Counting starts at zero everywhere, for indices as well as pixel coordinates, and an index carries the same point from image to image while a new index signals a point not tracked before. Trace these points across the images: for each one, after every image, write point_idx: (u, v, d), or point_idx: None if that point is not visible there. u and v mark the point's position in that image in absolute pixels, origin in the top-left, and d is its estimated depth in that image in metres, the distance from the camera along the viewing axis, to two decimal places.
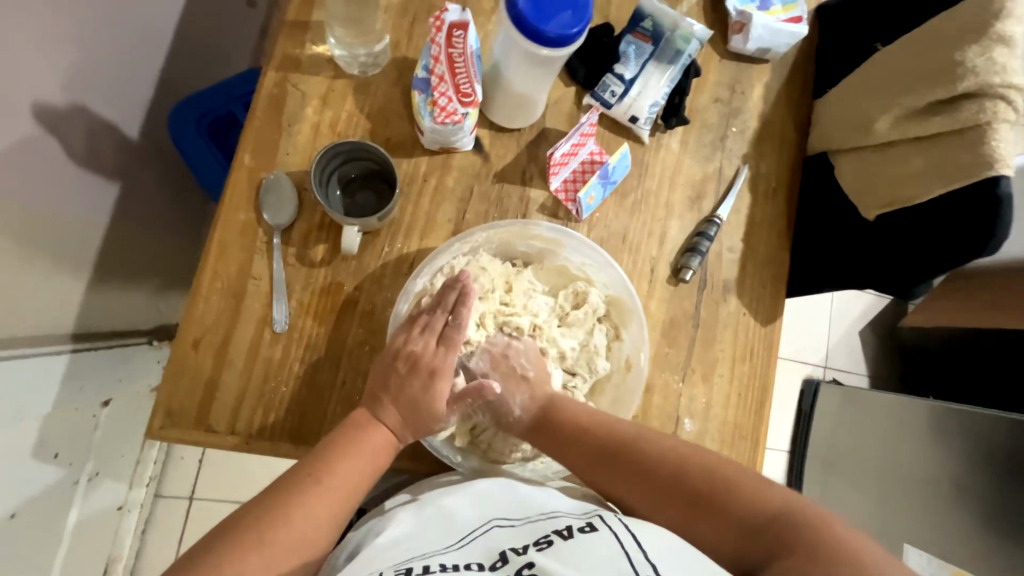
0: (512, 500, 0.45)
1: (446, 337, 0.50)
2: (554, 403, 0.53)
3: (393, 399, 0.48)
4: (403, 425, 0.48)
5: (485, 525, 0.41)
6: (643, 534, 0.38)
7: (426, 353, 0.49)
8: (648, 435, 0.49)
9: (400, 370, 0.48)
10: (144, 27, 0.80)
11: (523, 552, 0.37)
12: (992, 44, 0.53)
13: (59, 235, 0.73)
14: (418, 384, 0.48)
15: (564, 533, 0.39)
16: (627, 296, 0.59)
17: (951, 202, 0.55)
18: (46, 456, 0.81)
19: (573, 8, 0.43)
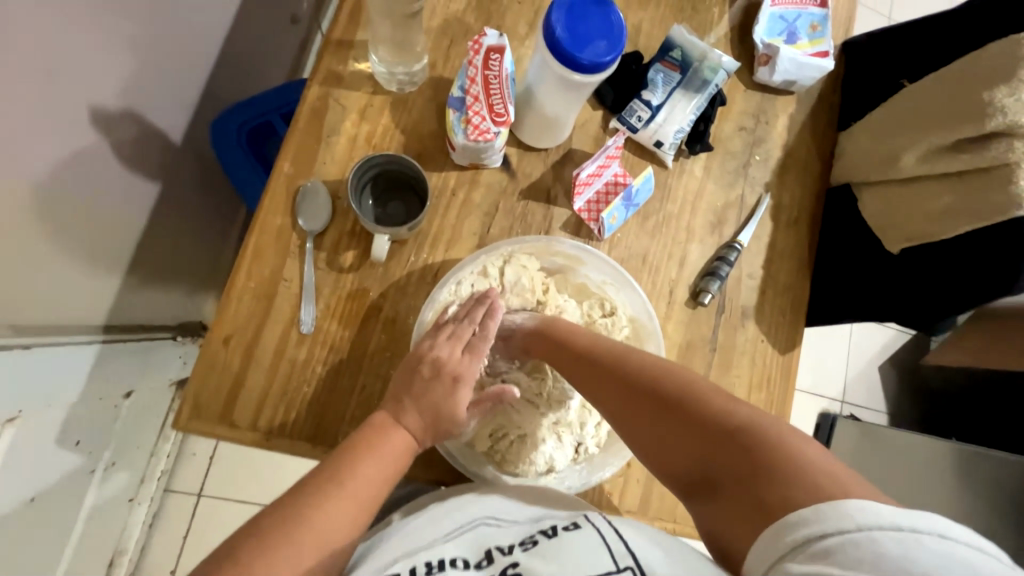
0: (497, 499, 0.48)
1: (472, 345, 0.52)
2: (554, 324, 0.56)
3: (415, 403, 0.48)
4: (425, 430, 0.48)
5: (472, 524, 0.45)
6: (623, 529, 0.42)
7: (452, 359, 0.50)
8: (642, 356, 0.51)
9: (426, 375, 0.49)
10: (195, 39, 0.85)
11: (509, 553, 0.41)
12: (1021, 85, 0.54)
13: (100, 230, 0.76)
14: (442, 390, 0.49)
15: (548, 532, 0.42)
16: (647, 316, 0.59)
17: (978, 240, 0.55)
18: (69, 442, 0.83)
19: (608, 39, 0.45)
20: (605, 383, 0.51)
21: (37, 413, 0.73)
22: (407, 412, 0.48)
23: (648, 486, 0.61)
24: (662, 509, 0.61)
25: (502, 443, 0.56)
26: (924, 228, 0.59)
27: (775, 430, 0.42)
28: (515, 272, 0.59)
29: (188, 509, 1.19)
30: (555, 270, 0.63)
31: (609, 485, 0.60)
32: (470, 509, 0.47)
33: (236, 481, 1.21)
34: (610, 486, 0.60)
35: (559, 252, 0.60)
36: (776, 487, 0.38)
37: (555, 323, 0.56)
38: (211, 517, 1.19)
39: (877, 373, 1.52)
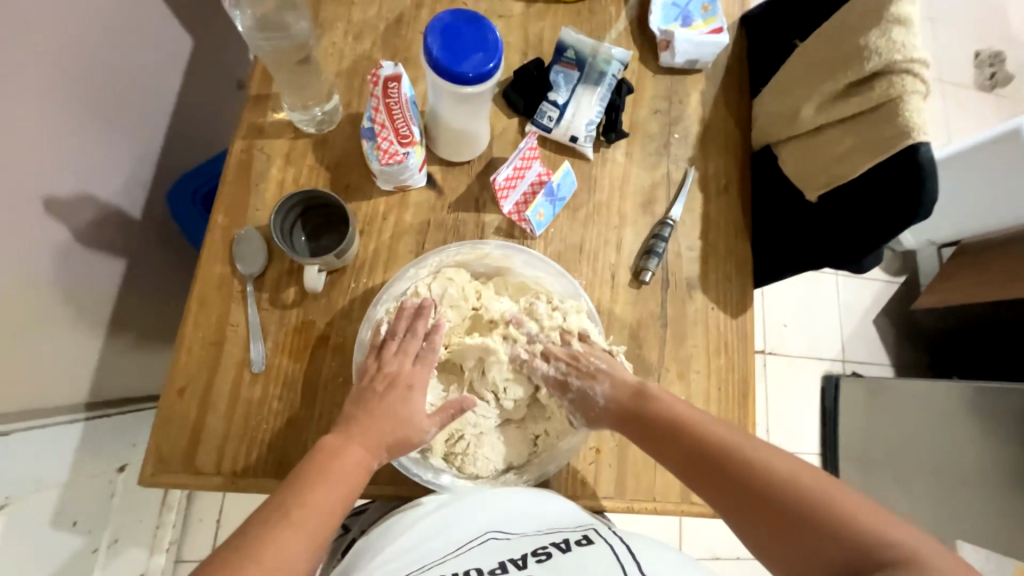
0: (507, 511, 0.50)
1: (421, 357, 0.57)
2: (652, 400, 0.56)
3: (367, 415, 0.51)
4: (378, 445, 0.50)
5: (482, 539, 0.47)
6: (635, 546, 0.44)
7: (402, 370, 0.55)
8: (753, 440, 0.51)
9: (377, 389, 0.53)
10: (140, 119, 0.91)
11: (523, 565, 0.43)
12: (890, 26, 0.56)
13: (69, 310, 0.79)
14: (396, 397, 0.53)
15: (561, 546, 0.44)
16: (585, 304, 0.62)
17: (878, 175, 0.57)
18: (66, 524, 0.84)
19: (484, 50, 0.49)
20: (713, 460, 0.51)
21: (26, 497, 0.74)
22: (356, 428, 0.50)
23: (620, 469, 0.61)
24: (639, 489, 0.61)
25: (458, 446, 0.58)
26: (835, 172, 0.61)
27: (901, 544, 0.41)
28: (449, 279, 0.61)
29: None
30: (492, 273, 0.65)
31: (581, 474, 0.61)
32: (480, 525, 0.48)
33: None
34: (583, 475, 0.61)
35: (489, 254, 0.63)
36: None
37: (651, 398, 0.57)
38: None
39: (872, 326, 1.51)
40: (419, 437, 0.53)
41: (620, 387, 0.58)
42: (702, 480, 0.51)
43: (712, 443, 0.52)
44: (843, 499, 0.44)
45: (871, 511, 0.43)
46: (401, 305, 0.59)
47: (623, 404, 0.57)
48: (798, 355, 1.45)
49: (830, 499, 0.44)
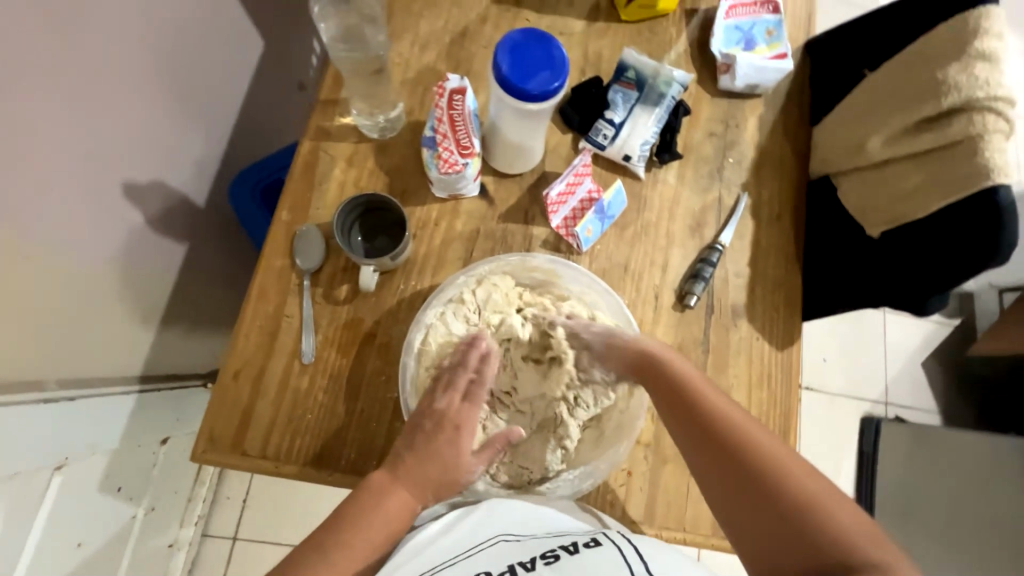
0: (517, 516, 0.47)
1: (469, 394, 0.57)
2: (658, 355, 0.56)
3: (415, 456, 0.52)
4: (425, 487, 0.51)
5: (492, 541, 0.44)
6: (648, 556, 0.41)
7: (451, 411, 0.55)
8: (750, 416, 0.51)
9: (426, 430, 0.54)
10: (212, 114, 0.97)
11: (532, 568, 0.40)
12: (972, 60, 0.54)
13: (135, 289, 0.85)
14: (446, 438, 0.53)
15: (570, 548, 0.42)
16: (626, 322, 0.62)
17: (950, 215, 0.54)
18: (111, 489, 0.89)
19: (550, 69, 0.50)
20: (701, 418, 0.51)
21: (80, 459, 0.79)
22: (406, 473, 0.51)
23: (651, 495, 0.60)
24: (669, 517, 0.60)
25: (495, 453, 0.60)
26: (902, 209, 0.59)
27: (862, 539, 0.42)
28: (495, 288, 0.62)
29: (225, 554, 1.23)
30: (538, 283, 0.65)
31: (612, 495, 0.60)
32: (490, 527, 0.46)
33: (269, 522, 1.25)
34: (613, 498, 0.60)
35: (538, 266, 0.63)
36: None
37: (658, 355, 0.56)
38: (247, 559, 1.22)
39: (922, 369, 1.43)
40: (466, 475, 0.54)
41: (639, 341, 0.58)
42: (686, 434, 0.51)
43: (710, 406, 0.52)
44: (824, 497, 0.44)
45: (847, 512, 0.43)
46: (448, 310, 0.60)
47: (629, 353, 0.57)
48: (838, 392, 1.38)
49: (809, 494, 0.44)
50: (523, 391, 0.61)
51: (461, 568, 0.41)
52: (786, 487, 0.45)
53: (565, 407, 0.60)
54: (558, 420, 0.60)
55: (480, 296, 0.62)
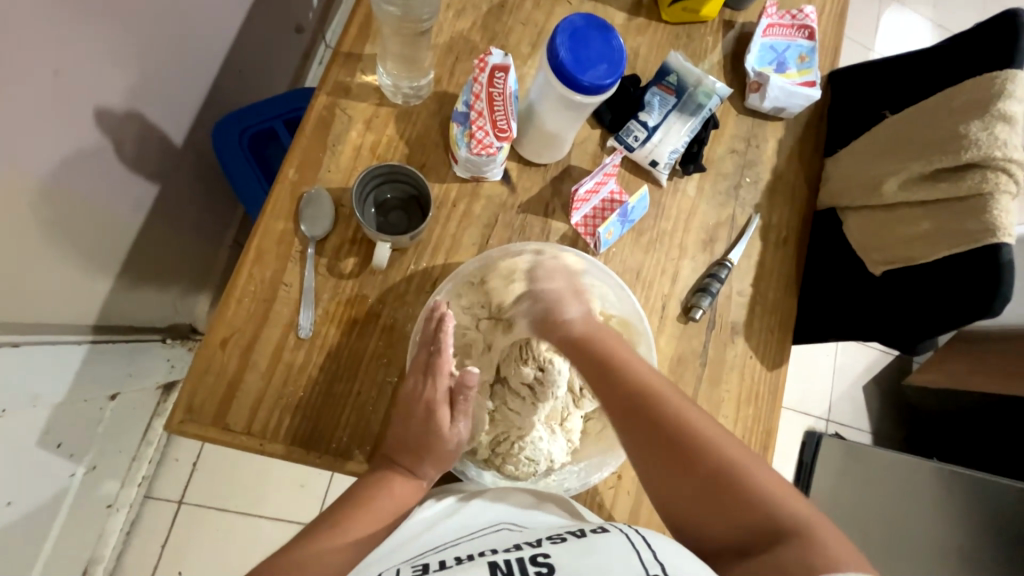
0: (519, 510, 0.47)
1: (429, 366, 0.53)
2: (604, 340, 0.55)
3: (397, 436, 0.52)
4: (412, 464, 0.50)
5: (495, 527, 0.44)
6: (652, 538, 0.40)
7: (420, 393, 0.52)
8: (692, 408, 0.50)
9: (404, 414, 0.52)
10: (200, 45, 0.87)
11: (539, 546, 0.40)
12: (994, 120, 0.57)
13: (98, 229, 0.76)
14: (421, 418, 0.51)
15: (578, 533, 0.41)
16: (636, 317, 0.62)
17: (952, 265, 0.58)
18: (50, 445, 0.81)
19: (608, 63, 0.48)
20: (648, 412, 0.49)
21: (21, 411, 0.71)
22: (398, 453, 0.51)
23: (637, 499, 0.61)
24: (653, 521, 0.61)
25: (502, 446, 0.57)
26: (907, 252, 0.62)
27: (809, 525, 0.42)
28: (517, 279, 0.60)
29: (168, 517, 1.16)
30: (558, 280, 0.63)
31: (600, 497, 0.61)
32: (494, 516, 0.46)
33: (221, 488, 1.19)
34: (601, 499, 0.61)
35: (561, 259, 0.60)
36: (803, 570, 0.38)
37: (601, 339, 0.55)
38: (194, 524, 1.16)
39: (864, 393, 1.54)
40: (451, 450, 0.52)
41: (575, 321, 0.57)
42: (633, 431, 0.50)
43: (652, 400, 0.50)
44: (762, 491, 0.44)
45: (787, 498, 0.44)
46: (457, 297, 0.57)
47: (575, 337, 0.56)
48: (790, 407, 1.47)
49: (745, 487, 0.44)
50: (550, 380, 0.59)
51: (468, 547, 0.41)
52: (751, 503, 0.43)
53: (570, 397, 0.61)
54: (562, 412, 0.60)
55: (497, 283, 0.60)
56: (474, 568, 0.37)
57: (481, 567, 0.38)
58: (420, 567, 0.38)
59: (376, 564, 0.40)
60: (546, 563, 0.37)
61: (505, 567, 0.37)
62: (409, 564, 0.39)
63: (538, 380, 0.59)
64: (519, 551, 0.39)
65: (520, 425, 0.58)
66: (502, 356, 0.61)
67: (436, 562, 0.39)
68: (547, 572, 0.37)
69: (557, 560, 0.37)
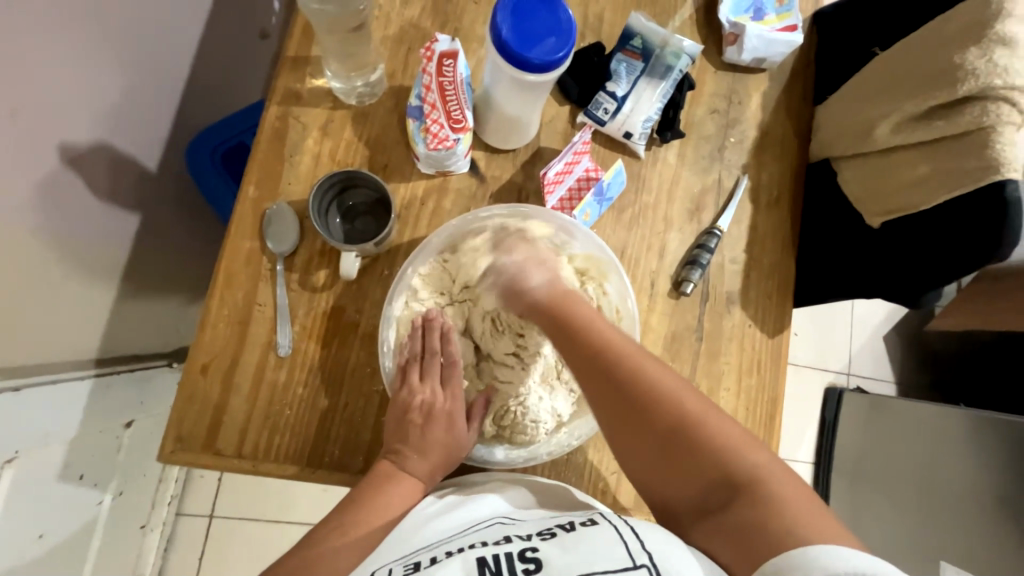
0: (517, 506, 0.46)
1: (445, 377, 0.54)
2: (569, 302, 0.52)
3: (416, 449, 0.50)
4: (432, 471, 0.50)
5: (490, 521, 0.43)
6: (640, 527, 0.39)
7: (434, 402, 0.52)
8: (657, 365, 0.48)
9: (417, 422, 0.51)
10: (161, 66, 0.85)
11: (528, 540, 0.39)
12: (992, 45, 0.52)
13: (83, 267, 0.77)
14: (440, 428, 0.51)
15: (566, 526, 0.40)
16: (601, 251, 0.59)
17: (951, 210, 0.54)
18: (72, 478, 0.84)
19: (556, 36, 0.45)
20: (597, 377, 0.48)
21: (34, 452, 0.73)
22: (409, 461, 0.49)
23: None
24: None
25: (507, 419, 0.55)
26: (905, 200, 0.58)
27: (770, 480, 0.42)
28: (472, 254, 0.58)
29: (201, 532, 1.21)
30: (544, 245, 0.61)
31: (603, 483, 0.59)
32: (489, 509, 0.45)
33: (246, 500, 1.23)
34: (605, 486, 0.58)
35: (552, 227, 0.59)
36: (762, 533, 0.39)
37: (569, 300, 0.52)
38: (226, 536, 1.21)
39: (884, 344, 1.48)
40: (464, 450, 0.52)
41: (544, 279, 0.53)
42: (596, 395, 0.48)
43: (614, 360, 0.48)
44: (725, 441, 0.44)
45: (746, 449, 0.43)
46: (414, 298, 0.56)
47: (540, 303, 0.52)
48: (806, 365, 1.44)
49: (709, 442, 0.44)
50: (532, 343, 0.57)
51: (460, 540, 0.40)
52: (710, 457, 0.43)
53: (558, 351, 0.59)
54: (557, 366, 0.58)
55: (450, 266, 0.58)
56: (464, 564, 0.37)
57: (468, 562, 0.37)
58: (410, 565, 0.38)
59: (370, 562, 0.41)
60: (532, 557, 0.37)
61: (492, 564, 0.37)
62: (399, 561, 0.39)
63: (521, 346, 0.57)
64: (509, 544, 0.39)
65: (515, 392, 0.56)
66: (478, 334, 0.58)
67: (428, 558, 0.39)
68: (535, 570, 0.36)
69: (546, 556, 0.37)
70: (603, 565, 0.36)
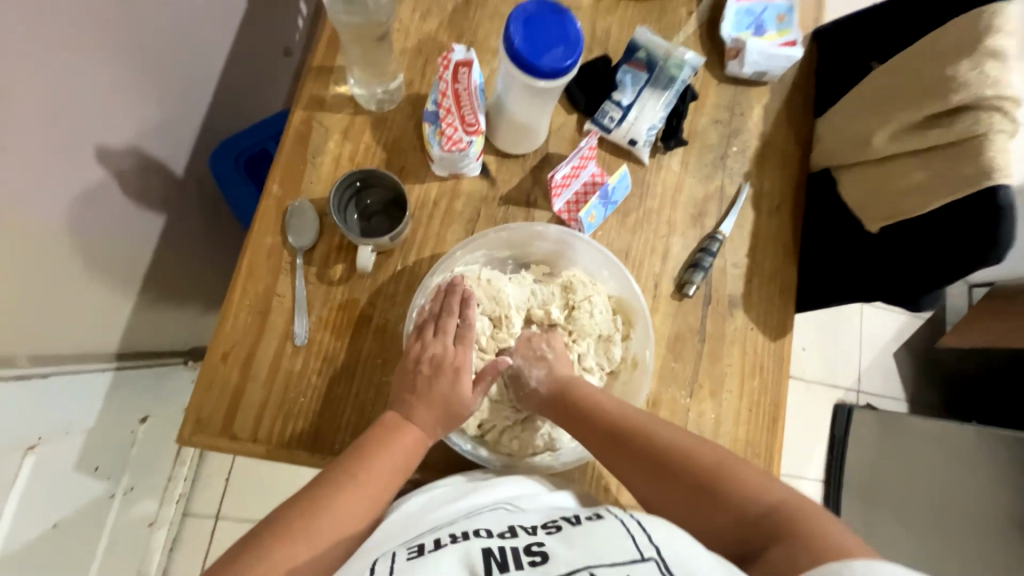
0: (521, 494, 0.48)
1: (459, 336, 0.55)
2: (571, 384, 0.57)
3: (422, 400, 0.51)
4: (434, 423, 0.51)
5: (493, 508, 0.45)
6: (647, 523, 0.41)
7: (446, 354, 0.53)
8: (660, 423, 0.52)
9: (425, 373, 0.53)
10: (193, 77, 0.91)
11: (534, 534, 0.40)
12: (984, 58, 0.54)
13: (112, 263, 0.81)
14: (446, 380, 0.52)
15: (573, 520, 0.42)
16: (633, 297, 0.64)
17: (949, 215, 0.55)
18: (87, 468, 0.86)
19: (564, 45, 0.48)
20: (624, 445, 0.52)
21: (57, 439, 0.76)
22: (417, 410, 0.51)
23: None
24: None
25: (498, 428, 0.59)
26: (904, 206, 0.59)
27: (785, 504, 0.44)
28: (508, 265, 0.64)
29: (206, 531, 1.22)
30: (544, 257, 0.67)
31: (607, 480, 0.60)
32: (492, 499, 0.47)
33: (252, 501, 1.24)
34: (608, 483, 0.60)
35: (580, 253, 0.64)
36: (799, 552, 0.40)
37: (573, 384, 0.57)
38: (230, 537, 1.21)
39: (893, 360, 1.47)
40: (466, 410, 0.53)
41: (549, 367, 0.59)
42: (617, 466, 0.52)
43: (624, 426, 0.52)
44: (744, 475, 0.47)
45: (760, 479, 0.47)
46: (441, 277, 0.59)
47: (550, 393, 0.57)
48: (816, 380, 1.42)
49: (716, 468, 0.48)
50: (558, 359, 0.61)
51: (463, 526, 0.42)
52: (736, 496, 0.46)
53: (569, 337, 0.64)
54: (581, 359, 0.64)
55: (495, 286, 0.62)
56: (470, 549, 0.38)
57: (473, 548, 0.38)
58: (415, 548, 0.39)
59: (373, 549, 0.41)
60: (539, 550, 0.38)
61: (498, 555, 0.38)
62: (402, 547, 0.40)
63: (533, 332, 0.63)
64: (515, 538, 0.40)
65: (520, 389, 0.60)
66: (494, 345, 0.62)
67: (432, 540, 0.40)
68: (541, 563, 0.37)
69: (553, 549, 0.38)
70: (607, 557, 0.37)
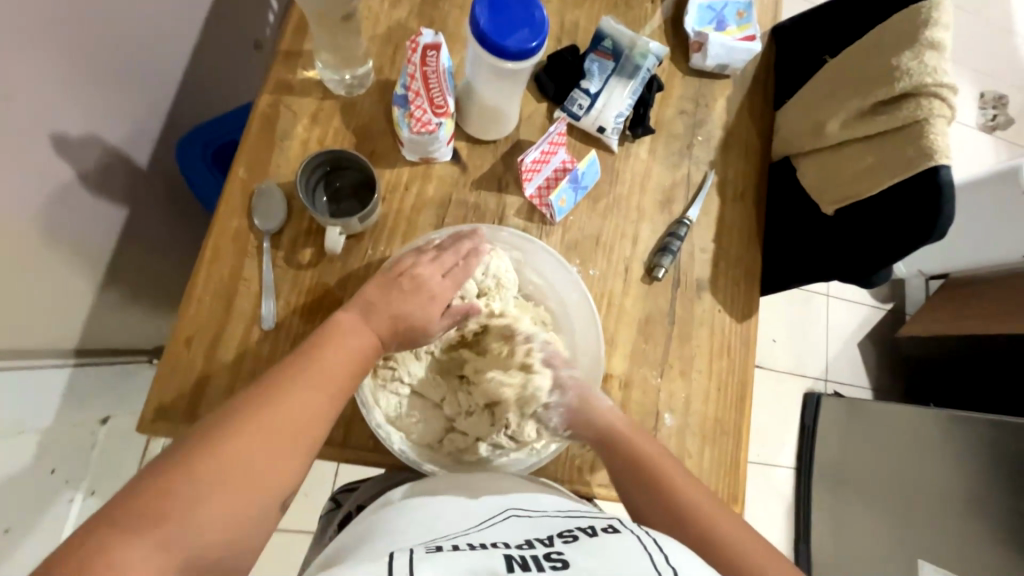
0: (528, 499, 0.48)
1: (452, 272, 0.57)
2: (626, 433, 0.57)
3: (387, 308, 0.53)
4: (389, 329, 0.53)
5: (505, 517, 0.44)
6: (664, 541, 0.39)
7: (431, 277, 0.56)
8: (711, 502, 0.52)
9: (406, 284, 0.54)
10: (158, 66, 0.88)
11: (551, 543, 0.39)
12: (923, 49, 0.58)
13: (70, 255, 0.77)
14: (419, 300, 0.54)
15: (589, 531, 0.40)
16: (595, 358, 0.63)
17: (896, 194, 0.58)
18: (42, 472, 0.82)
19: (530, 27, 0.49)
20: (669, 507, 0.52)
21: (7, 438, 0.73)
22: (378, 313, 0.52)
23: None
24: None
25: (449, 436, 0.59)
26: (856, 188, 0.63)
27: None
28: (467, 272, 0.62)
29: None
30: None
31: (579, 461, 0.61)
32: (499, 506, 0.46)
33: None
34: (580, 462, 0.61)
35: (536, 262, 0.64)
36: None
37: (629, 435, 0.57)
38: None
39: (857, 349, 1.53)
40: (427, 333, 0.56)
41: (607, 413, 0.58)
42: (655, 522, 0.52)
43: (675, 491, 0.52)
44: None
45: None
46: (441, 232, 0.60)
47: (602, 435, 0.57)
48: (784, 370, 1.47)
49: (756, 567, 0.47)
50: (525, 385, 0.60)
51: (478, 536, 0.41)
52: None
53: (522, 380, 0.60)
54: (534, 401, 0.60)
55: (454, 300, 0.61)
56: (490, 557, 0.37)
57: (492, 556, 0.37)
58: (433, 548, 0.38)
59: (386, 547, 0.40)
60: (558, 557, 0.37)
61: (519, 558, 0.37)
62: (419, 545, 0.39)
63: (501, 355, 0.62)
64: (532, 547, 0.38)
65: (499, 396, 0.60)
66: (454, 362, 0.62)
67: (449, 546, 0.39)
68: (563, 567, 0.36)
69: (572, 556, 0.37)
70: (625, 567, 0.36)
